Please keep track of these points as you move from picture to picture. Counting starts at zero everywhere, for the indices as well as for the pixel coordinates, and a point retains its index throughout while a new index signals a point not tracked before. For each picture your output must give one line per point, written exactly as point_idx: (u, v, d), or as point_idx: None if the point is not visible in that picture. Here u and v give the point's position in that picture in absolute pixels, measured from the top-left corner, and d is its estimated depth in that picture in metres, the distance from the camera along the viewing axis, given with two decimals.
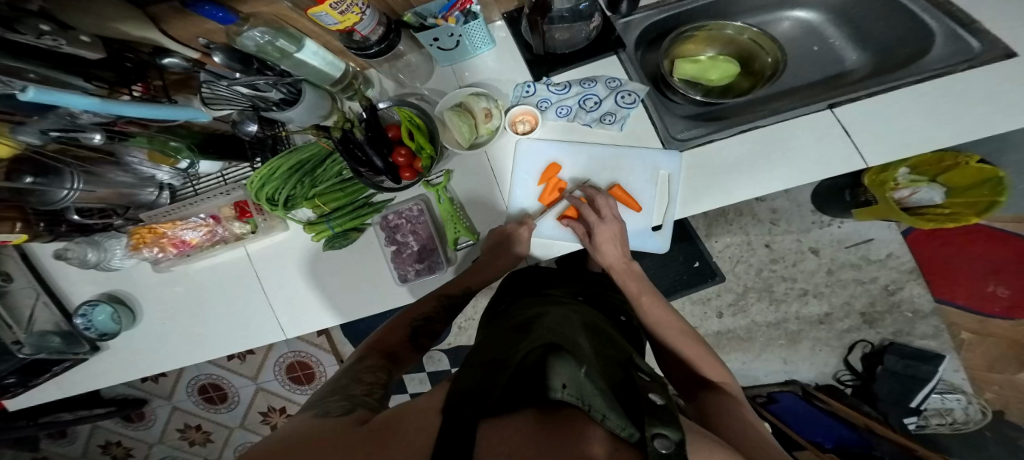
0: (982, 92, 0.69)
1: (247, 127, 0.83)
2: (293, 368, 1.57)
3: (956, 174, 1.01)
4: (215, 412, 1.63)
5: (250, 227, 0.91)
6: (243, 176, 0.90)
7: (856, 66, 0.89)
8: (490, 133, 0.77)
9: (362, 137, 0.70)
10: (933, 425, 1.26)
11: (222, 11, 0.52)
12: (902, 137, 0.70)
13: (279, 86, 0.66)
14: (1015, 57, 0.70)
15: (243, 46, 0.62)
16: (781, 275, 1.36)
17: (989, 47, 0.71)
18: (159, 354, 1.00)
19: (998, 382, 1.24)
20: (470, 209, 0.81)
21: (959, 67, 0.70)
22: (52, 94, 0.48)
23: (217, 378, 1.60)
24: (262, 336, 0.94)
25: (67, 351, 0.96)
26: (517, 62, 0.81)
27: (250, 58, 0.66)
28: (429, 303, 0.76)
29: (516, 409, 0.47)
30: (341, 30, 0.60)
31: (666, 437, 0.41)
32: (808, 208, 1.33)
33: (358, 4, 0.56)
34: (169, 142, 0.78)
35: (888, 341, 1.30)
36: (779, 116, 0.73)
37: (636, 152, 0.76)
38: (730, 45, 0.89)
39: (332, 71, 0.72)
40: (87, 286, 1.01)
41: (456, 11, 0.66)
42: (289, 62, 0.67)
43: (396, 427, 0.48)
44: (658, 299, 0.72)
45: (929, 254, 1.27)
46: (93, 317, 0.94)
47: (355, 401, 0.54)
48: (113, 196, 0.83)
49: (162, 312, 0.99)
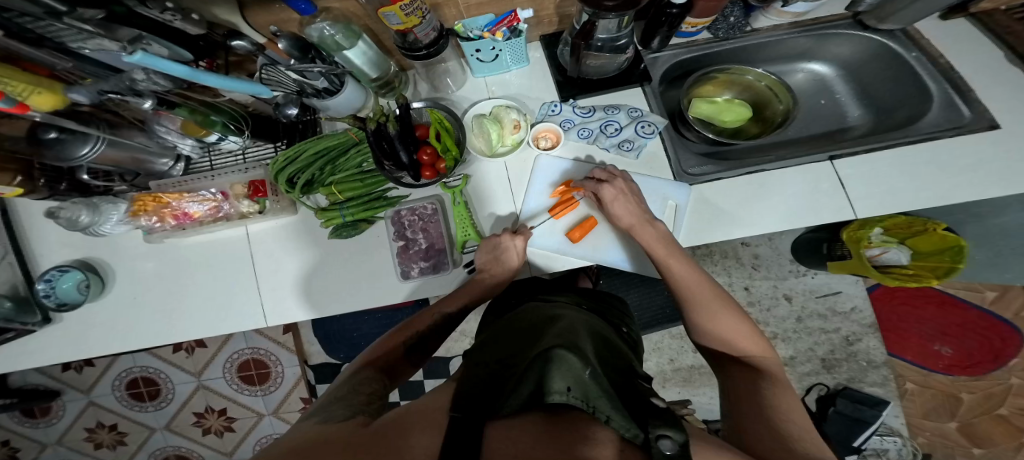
0: (959, 155, 0.78)
1: (287, 111, 0.77)
2: (247, 366, 1.53)
3: (922, 239, 1.09)
4: (140, 411, 1.55)
5: (259, 207, 0.90)
6: (265, 156, 0.93)
7: (859, 122, 1.00)
8: (513, 144, 0.81)
9: (395, 132, 0.72)
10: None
11: (306, 4, 0.59)
12: (888, 185, 0.78)
13: (327, 75, 0.69)
14: (998, 128, 0.79)
15: (307, 37, 0.66)
16: (755, 319, 1.42)
17: (977, 117, 0.80)
18: (107, 333, 0.95)
19: (930, 429, 1.33)
20: (482, 216, 0.84)
21: (948, 133, 0.79)
22: (148, 58, 0.53)
23: (155, 372, 1.54)
24: (240, 321, 0.93)
25: (14, 319, 0.89)
26: (548, 84, 0.86)
27: (309, 48, 0.68)
28: (426, 319, 0.76)
29: (522, 412, 0.49)
30: (401, 30, 0.66)
31: (670, 437, 0.43)
32: (787, 257, 1.42)
33: (422, 9, 0.62)
34: (210, 115, 0.76)
35: (841, 386, 1.37)
36: (782, 162, 0.79)
37: (648, 182, 0.81)
38: (749, 90, 0.97)
39: (372, 71, 0.75)
40: (56, 255, 0.98)
41: (503, 27, 0.71)
42: (342, 55, 0.69)
43: (401, 426, 0.50)
44: (684, 259, 0.70)
45: (885, 312, 1.37)
46: (59, 284, 0.92)
47: (355, 409, 0.55)
48: (129, 160, 0.83)
49: (131, 289, 0.96)
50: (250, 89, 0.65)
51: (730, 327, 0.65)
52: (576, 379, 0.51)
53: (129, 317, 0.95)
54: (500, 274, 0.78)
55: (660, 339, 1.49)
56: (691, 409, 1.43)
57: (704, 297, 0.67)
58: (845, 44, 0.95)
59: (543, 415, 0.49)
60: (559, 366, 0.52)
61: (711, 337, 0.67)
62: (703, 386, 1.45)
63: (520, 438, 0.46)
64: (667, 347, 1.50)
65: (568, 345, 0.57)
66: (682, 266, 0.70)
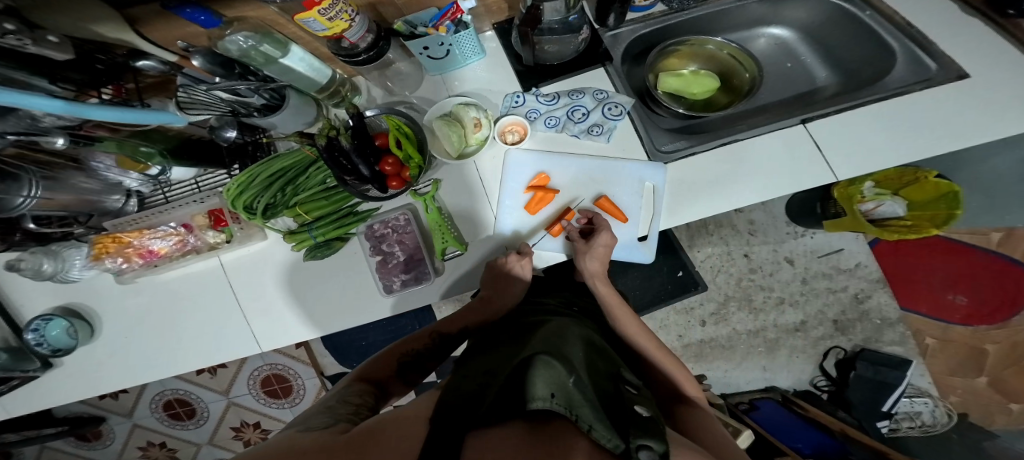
0: (939, 112, 0.74)
1: (226, 133, 0.76)
2: (269, 382, 1.50)
3: (915, 189, 1.07)
4: (182, 429, 1.55)
5: (225, 236, 0.89)
6: (219, 183, 0.89)
7: (827, 83, 0.94)
8: (479, 143, 0.78)
9: (349, 145, 0.65)
10: (904, 428, 1.33)
11: (205, 14, 0.54)
12: (874, 152, 0.74)
13: (261, 91, 0.64)
14: (967, 78, 0.75)
15: (225, 51, 0.62)
16: (758, 285, 1.41)
17: (944, 70, 0.76)
18: (118, 366, 0.95)
19: (960, 386, 1.31)
20: (457, 218, 0.81)
21: (916, 87, 0.76)
22: (8, 94, 0.44)
23: (185, 393, 1.50)
24: (236, 350, 0.92)
25: (13, 368, 0.90)
26: (508, 74, 0.82)
27: (231, 62, 0.61)
28: (422, 339, 0.78)
29: (504, 421, 0.47)
30: (330, 36, 0.61)
31: (652, 449, 0.43)
32: (783, 219, 1.39)
33: (348, 11, 0.58)
34: (140, 147, 0.74)
35: (859, 348, 1.36)
36: (754, 130, 0.76)
37: (625, 165, 0.77)
38: (712, 60, 0.93)
39: (318, 77, 0.73)
40: (41, 299, 0.96)
41: (447, 20, 0.67)
42: (274, 68, 0.66)
43: (380, 432, 0.48)
44: (627, 311, 0.77)
45: (893, 266, 1.35)
46: (47, 332, 0.91)
47: (339, 417, 0.54)
48: (77, 202, 0.82)
49: (122, 327, 0.95)
50: (153, 118, 0.58)
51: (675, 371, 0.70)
52: (559, 386, 0.51)
53: (129, 351, 0.95)
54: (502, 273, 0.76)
55: (666, 316, 1.44)
56: (708, 385, 1.41)
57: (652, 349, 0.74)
58: (799, 8, 0.92)
59: (523, 426, 0.47)
60: (544, 375, 0.52)
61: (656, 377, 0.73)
62: (715, 360, 1.43)
63: (500, 446, 0.43)
64: (673, 325, 1.44)
65: (552, 353, 0.57)
66: (637, 324, 0.76)
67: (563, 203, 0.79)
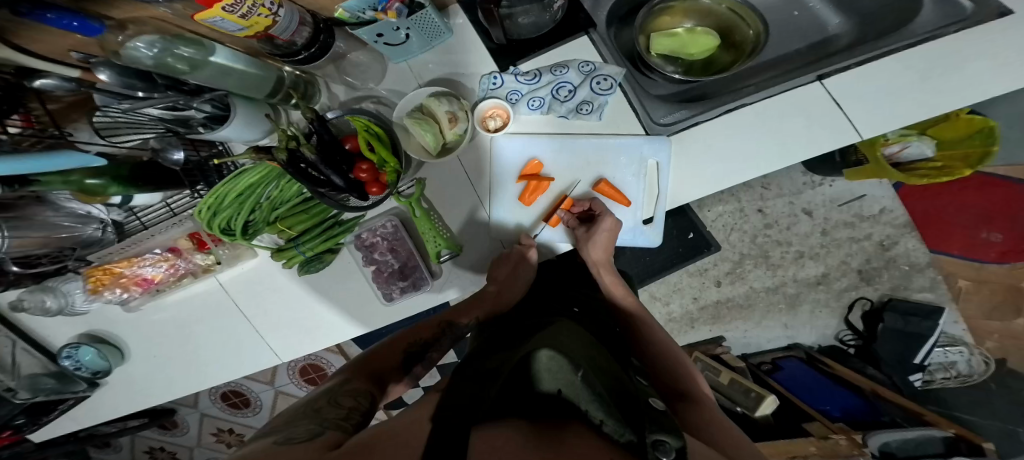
0: (976, 54, 0.64)
1: (173, 155, 0.66)
2: (308, 371, 1.48)
3: (947, 127, 0.96)
4: (243, 416, 1.62)
5: (213, 258, 0.87)
6: (189, 205, 0.82)
7: (841, 32, 0.83)
8: (457, 138, 0.71)
9: (314, 157, 0.60)
10: (938, 379, 1.29)
11: (80, 20, 0.46)
12: (900, 108, 0.65)
13: (199, 103, 0.58)
14: (1010, 14, 0.64)
15: (132, 62, 0.53)
16: (776, 240, 1.34)
17: (981, 7, 0.64)
18: (159, 384, 1.00)
19: (996, 331, 1.25)
20: (447, 217, 0.77)
21: (950, 29, 0.64)
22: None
23: (238, 385, 1.53)
24: (258, 361, 0.93)
25: (63, 390, 0.98)
26: (480, 53, 0.74)
27: (149, 73, 0.56)
28: (429, 328, 0.75)
29: (506, 418, 0.44)
30: (254, 35, 0.53)
31: (669, 445, 0.38)
32: (798, 169, 1.29)
33: (265, 5, 0.48)
34: (86, 180, 0.65)
35: (886, 298, 1.30)
36: (765, 92, 0.67)
37: (620, 143, 0.70)
38: (709, 16, 0.83)
39: (259, 75, 0.65)
40: (65, 327, 0.98)
41: (397, 4, 0.58)
42: (202, 74, 0.58)
43: (375, 443, 0.45)
44: (628, 292, 0.77)
45: (919, 208, 1.25)
46: (81, 357, 0.94)
47: (326, 423, 0.49)
48: (53, 240, 0.78)
49: (146, 348, 0.98)
50: (70, 162, 0.55)
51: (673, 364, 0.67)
52: (566, 381, 0.47)
53: (161, 370, 0.99)
54: (509, 265, 0.74)
55: (679, 279, 1.39)
56: (726, 347, 1.41)
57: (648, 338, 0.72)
58: None
59: (527, 423, 0.44)
60: (549, 367, 0.48)
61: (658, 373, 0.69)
62: (733, 320, 1.40)
63: (504, 442, 0.39)
64: (687, 287, 1.40)
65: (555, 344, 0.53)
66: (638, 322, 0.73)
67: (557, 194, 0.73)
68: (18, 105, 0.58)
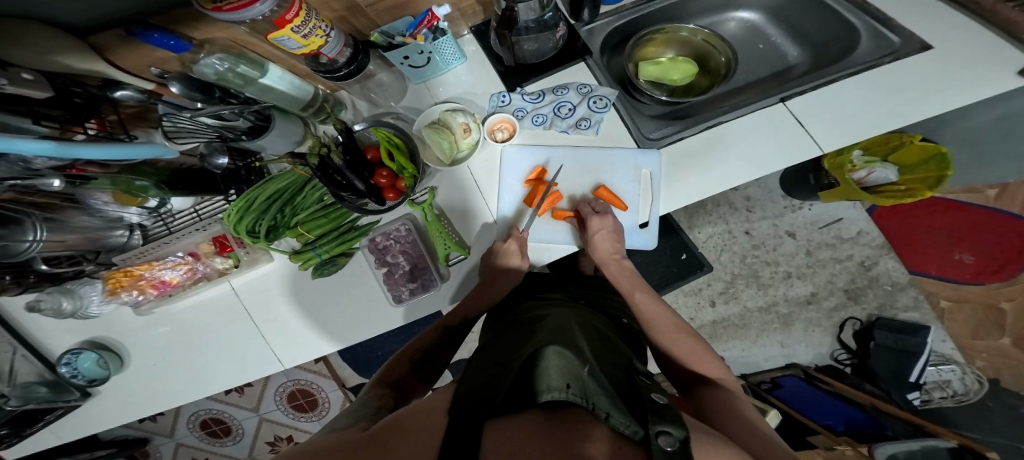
0: (909, 79, 0.74)
1: (217, 160, 0.76)
2: (295, 396, 1.52)
3: (904, 153, 1.06)
4: (221, 445, 1.58)
5: (232, 261, 0.92)
6: (217, 210, 0.89)
7: (800, 60, 0.93)
8: (469, 147, 0.80)
9: (342, 162, 0.67)
10: (936, 399, 1.31)
11: (173, 39, 0.56)
12: (853, 123, 0.74)
13: (246, 114, 0.66)
14: (931, 49, 0.74)
15: (200, 76, 0.64)
16: (764, 260, 1.41)
17: (907, 41, 0.76)
18: (155, 395, 1.00)
19: (985, 350, 1.28)
20: (456, 222, 0.83)
21: (885, 60, 0.76)
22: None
23: (219, 412, 1.54)
24: (261, 367, 0.95)
25: (56, 399, 0.96)
26: (489, 74, 0.84)
27: (210, 86, 0.63)
28: (430, 334, 0.79)
29: (521, 410, 0.49)
30: (307, 53, 0.62)
31: (671, 434, 0.44)
32: (779, 193, 1.39)
33: (321, 27, 0.58)
34: (134, 181, 0.71)
35: (874, 317, 1.36)
36: (739, 111, 0.77)
37: (616, 154, 0.79)
38: (687, 46, 0.94)
39: (301, 94, 0.75)
40: (69, 335, 1.00)
41: (424, 28, 0.69)
42: (252, 89, 0.68)
43: (403, 425, 0.50)
44: (650, 295, 0.79)
45: (893, 228, 1.34)
46: (80, 364, 0.94)
47: (362, 417, 0.56)
48: (81, 241, 0.84)
49: (148, 355, 1.00)
50: (147, 153, 0.56)
51: (694, 352, 0.71)
52: (574, 376, 0.51)
53: (163, 378, 1.00)
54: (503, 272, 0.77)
55: (674, 299, 1.45)
56: (726, 366, 1.41)
57: (662, 329, 0.74)
58: None
59: (541, 414, 0.48)
60: (559, 365, 0.53)
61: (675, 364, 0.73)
62: (730, 340, 1.44)
63: (519, 434, 0.45)
64: (683, 307, 1.45)
65: (563, 342, 0.58)
66: (651, 307, 0.77)
67: (557, 202, 0.80)
68: (94, 112, 0.66)
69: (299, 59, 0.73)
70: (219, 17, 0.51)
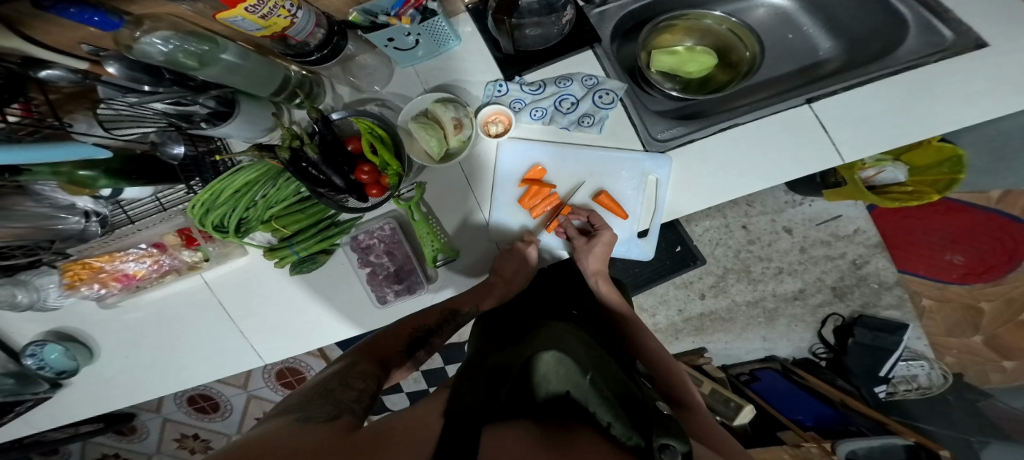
0: (951, 82, 0.69)
1: (173, 149, 0.68)
2: (284, 374, 1.44)
3: (918, 154, 1.03)
4: (210, 421, 1.56)
5: (202, 255, 0.85)
6: (181, 201, 0.80)
7: (831, 55, 0.88)
8: (461, 143, 0.73)
9: (318, 157, 0.60)
10: (901, 391, 1.38)
11: (99, 15, 0.47)
12: (883, 130, 0.70)
13: (202, 100, 0.59)
14: (986, 46, 0.68)
15: (142, 57, 0.54)
16: (757, 256, 1.38)
17: (961, 37, 0.69)
18: (127, 387, 0.95)
19: (955, 346, 1.31)
20: (445, 221, 0.77)
21: (932, 58, 0.69)
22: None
23: (206, 389, 1.46)
24: (238, 363, 0.90)
25: (23, 392, 0.90)
26: (486, 61, 0.76)
27: (157, 68, 0.56)
28: (433, 315, 0.74)
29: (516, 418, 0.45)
30: (270, 35, 0.54)
31: (674, 448, 0.39)
32: (781, 189, 1.32)
33: (285, 6, 0.50)
34: (79, 171, 0.63)
35: (857, 314, 1.37)
36: (757, 113, 0.71)
37: (624, 157, 0.73)
38: (709, 35, 0.87)
39: (269, 76, 0.65)
40: (25, 323, 0.93)
41: (411, 9, 0.61)
42: (213, 71, 0.58)
43: (390, 432, 0.46)
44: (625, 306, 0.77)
45: (888, 229, 1.30)
46: (46, 355, 0.88)
47: (341, 406, 0.52)
48: (34, 231, 0.74)
49: (121, 346, 0.94)
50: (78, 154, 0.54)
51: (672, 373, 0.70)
52: (574, 382, 0.48)
53: (133, 371, 0.94)
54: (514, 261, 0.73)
55: (665, 291, 1.43)
56: (709, 358, 1.45)
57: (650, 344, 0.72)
58: None
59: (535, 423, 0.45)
60: (557, 371, 0.50)
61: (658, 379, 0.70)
62: (715, 332, 1.44)
63: (513, 443, 0.41)
64: (673, 298, 1.44)
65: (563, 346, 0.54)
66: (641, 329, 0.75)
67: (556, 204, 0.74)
68: (20, 94, 0.57)
69: (265, 40, 0.65)
70: None
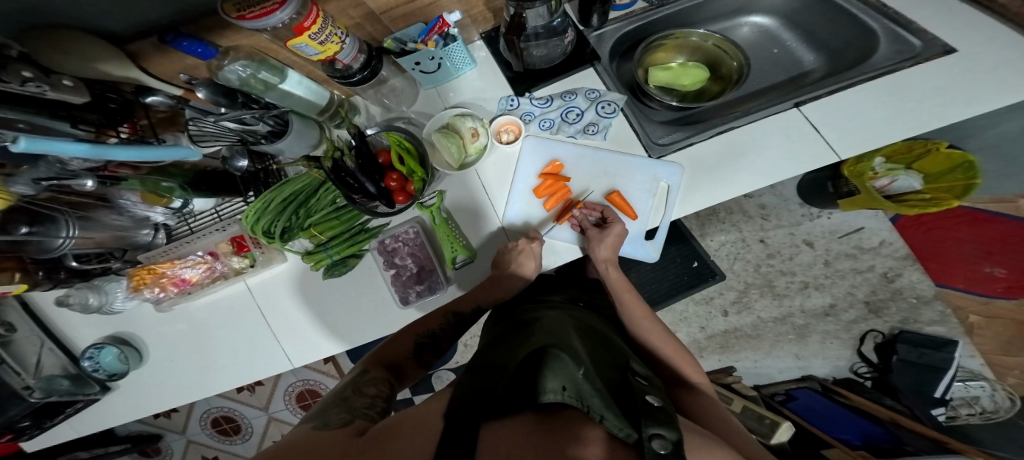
0: (927, 86, 0.72)
1: (238, 162, 0.79)
2: (304, 397, 1.53)
3: (928, 161, 1.03)
4: (231, 444, 1.61)
5: (249, 261, 0.94)
6: (237, 211, 0.93)
7: (814, 66, 0.92)
8: (478, 151, 0.80)
9: (353, 165, 0.68)
10: (963, 416, 1.21)
11: (202, 46, 0.58)
12: (872, 130, 0.72)
13: (266, 119, 0.68)
14: (954, 52, 0.73)
15: (224, 81, 0.67)
16: (779, 270, 1.38)
17: (928, 45, 0.74)
18: (165, 393, 1.03)
19: (1016, 367, 1.21)
20: (462, 223, 0.84)
21: (904, 64, 0.74)
22: (39, 143, 0.46)
23: (230, 410, 1.57)
24: (269, 365, 0.97)
25: (77, 392, 0.98)
26: (499, 80, 0.84)
27: (234, 92, 0.64)
28: (436, 319, 0.77)
29: (514, 412, 0.45)
30: (324, 59, 0.64)
31: (664, 438, 0.39)
32: (796, 201, 1.37)
33: (337, 33, 0.60)
34: (161, 182, 0.77)
35: (897, 330, 1.30)
36: (749, 116, 0.76)
37: (637, 163, 0.78)
38: (698, 52, 0.93)
39: (317, 99, 0.78)
40: (90, 329, 1.03)
41: (434, 35, 0.71)
42: (273, 94, 0.71)
43: (397, 429, 0.48)
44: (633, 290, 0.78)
45: (917, 239, 1.30)
46: (101, 359, 0.97)
47: (355, 412, 0.56)
48: (111, 239, 0.86)
49: (166, 351, 1.02)
50: (173, 154, 0.61)
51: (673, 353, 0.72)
52: (570, 378, 0.47)
53: (173, 378, 1.02)
54: (508, 278, 0.76)
55: (685, 308, 1.41)
56: (738, 376, 1.37)
57: (654, 334, 0.73)
58: None
59: (535, 417, 0.45)
60: (554, 367, 0.49)
61: (658, 359, 0.72)
62: (743, 350, 1.39)
63: (510, 440, 0.41)
64: (694, 316, 1.41)
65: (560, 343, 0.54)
66: (650, 321, 0.74)
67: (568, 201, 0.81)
68: (128, 116, 0.70)
69: (318, 65, 0.76)
70: (244, 25, 0.53)
